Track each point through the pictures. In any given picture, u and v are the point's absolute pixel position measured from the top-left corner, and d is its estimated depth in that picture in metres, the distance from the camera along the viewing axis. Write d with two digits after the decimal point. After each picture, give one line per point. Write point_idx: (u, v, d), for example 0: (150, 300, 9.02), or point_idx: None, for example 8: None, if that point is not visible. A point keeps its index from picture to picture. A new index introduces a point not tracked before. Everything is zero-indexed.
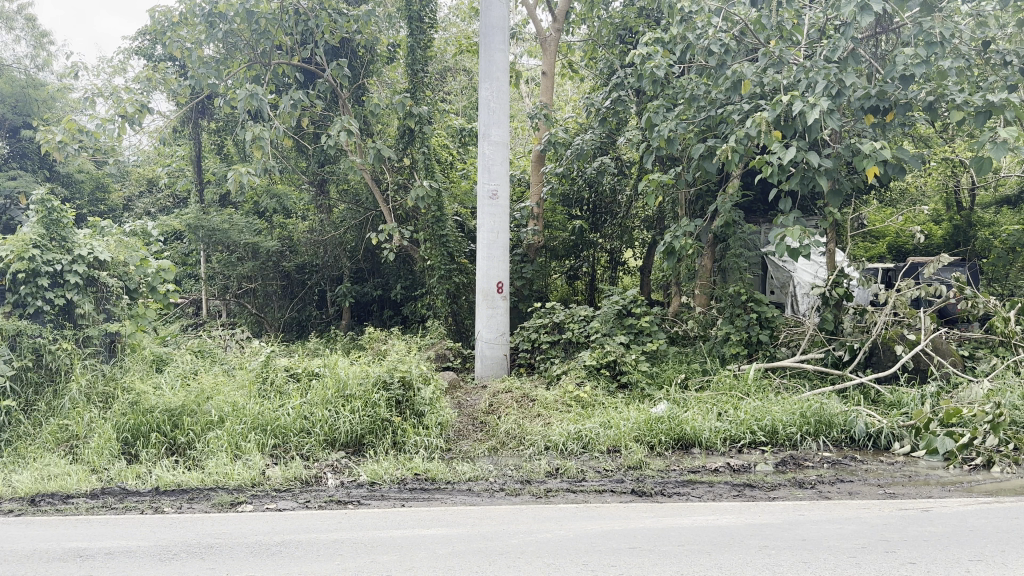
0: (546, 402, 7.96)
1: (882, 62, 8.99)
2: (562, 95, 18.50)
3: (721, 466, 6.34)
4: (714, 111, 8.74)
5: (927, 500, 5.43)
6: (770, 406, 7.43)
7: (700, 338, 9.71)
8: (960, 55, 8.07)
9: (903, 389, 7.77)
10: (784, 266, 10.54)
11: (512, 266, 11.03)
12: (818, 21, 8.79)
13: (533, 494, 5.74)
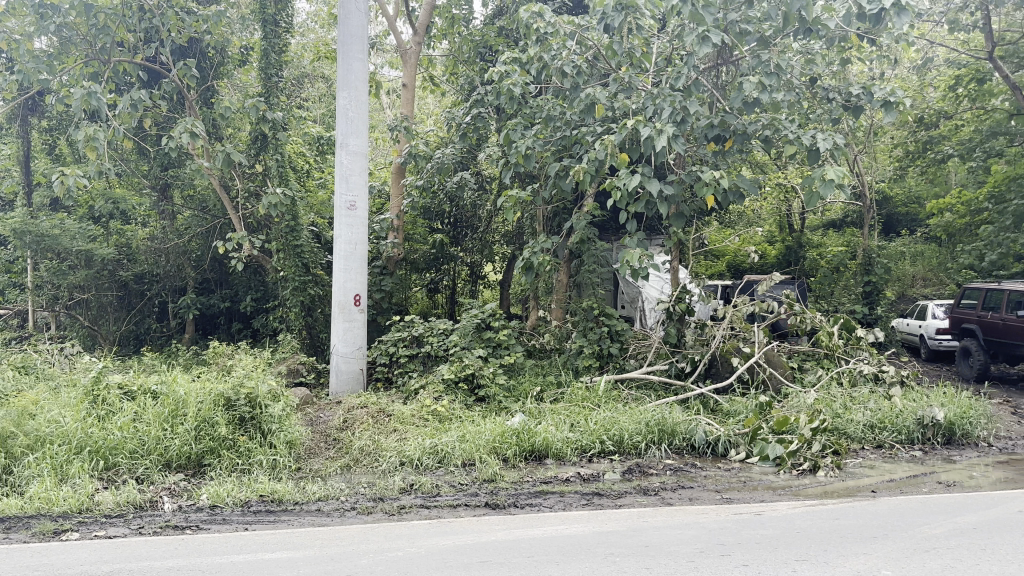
0: (401, 416, 7.85)
1: (723, 92, 9.53)
2: (422, 107, 18.55)
3: (572, 476, 6.49)
4: (569, 132, 9.00)
5: (759, 504, 5.77)
6: (618, 416, 7.67)
7: (556, 350, 9.91)
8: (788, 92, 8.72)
9: (739, 399, 8.23)
10: (634, 283, 11.17)
11: (371, 278, 10.80)
12: (664, 50, 9.22)
13: (386, 512, 5.63)
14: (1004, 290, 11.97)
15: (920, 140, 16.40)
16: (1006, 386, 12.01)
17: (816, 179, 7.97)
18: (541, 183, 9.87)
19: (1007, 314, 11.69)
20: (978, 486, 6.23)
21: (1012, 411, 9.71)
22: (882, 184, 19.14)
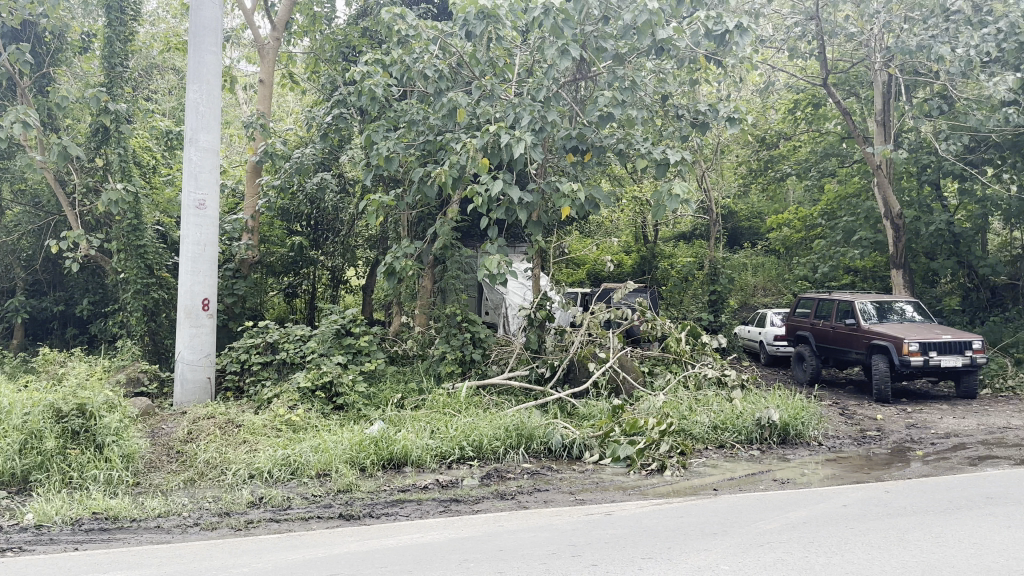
0: (252, 427, 7.56)
1: (581, 106, 9.86)
2: (281, 105, 18.07)
3: (430, 483, 6.47)
4: (432, 137, 9.02)
5: (610, 504, 5.96)
6: (478, 421, 7.72)
7: (419, 357, 9.86)
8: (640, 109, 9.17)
9: (594, 403, 8.50)
10: (496, 289, 11.39)
11: (223, 281, 10.32)
12: (526, 61, 9.41)
13: (234, 526, 5.40)
14: (834, 299, 13.01)
15: (762, 159, 17.61)
16: (834, 388, 13.03)
17: (662, 195, 8.38)
18: (404, 188, 9.83)
19: (837, 322, 12.68)
20: (807, 481, 6.72)
21: (838, 411, 10.55)
22: (728, 200, 20.41)
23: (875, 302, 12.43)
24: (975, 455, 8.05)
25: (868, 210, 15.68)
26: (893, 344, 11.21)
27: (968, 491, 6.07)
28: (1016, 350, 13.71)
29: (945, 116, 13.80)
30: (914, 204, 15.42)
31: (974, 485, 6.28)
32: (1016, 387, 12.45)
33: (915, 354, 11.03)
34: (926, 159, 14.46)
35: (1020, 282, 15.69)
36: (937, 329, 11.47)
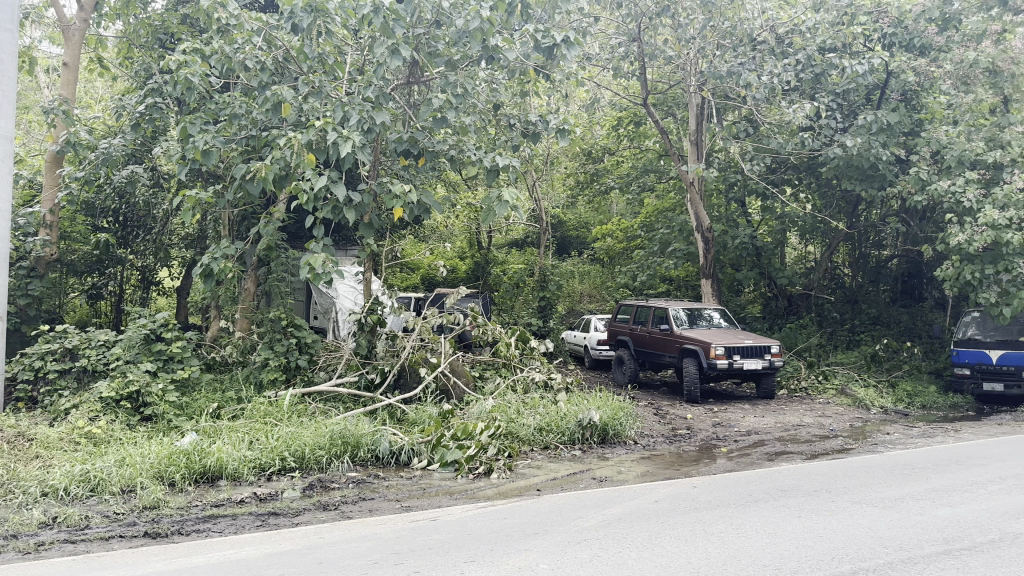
0: (45, 441, 6.84)
1: (413, 109, 9.84)
2: (91, 91, 16.77)
3: (247, 496, 6.14)
4: (256, 133, 8.63)
5: (435, 510, 5.92)
6: (301, 429, 7.43)
7: (240, 363, 9.36)
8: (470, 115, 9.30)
9: (423, 408, 8.45)
10: (326, 292, 11.07)
11: (14, 281, 9.23)
12: (356, 60, 9.25)
13: (17, 552, 4.83)
14: (650, 306, 13.76)
15: (589, 172, 18.39)
16: (651, 390, 13.77)
17: (490, 201, 8.48)
18: (225, 185, 9.34)
19: (653, 327, 13.42)
20: (624, 479, 7.03)
21: (653, 412, 11.16)
22: (556, 210, 21.09)
23: (687, 310, 13.31)
24: (772, 450, 8.80)
25: (682, 224, 16.66)
26: (703, 348, 12.06)
27: (764, 484, 6.60)
28: (807, 354, 15.13)
29: (751, 138, 14.92)
30: (722, 219, 16.60)
31: (770, 478, 6.84)
32: (807, 388, 13.76)
33: (721, 358, 11.93)
34: (734, 178, 15.70)
35: (811, 293, 17.18)
36: (740, 335, 12.48)
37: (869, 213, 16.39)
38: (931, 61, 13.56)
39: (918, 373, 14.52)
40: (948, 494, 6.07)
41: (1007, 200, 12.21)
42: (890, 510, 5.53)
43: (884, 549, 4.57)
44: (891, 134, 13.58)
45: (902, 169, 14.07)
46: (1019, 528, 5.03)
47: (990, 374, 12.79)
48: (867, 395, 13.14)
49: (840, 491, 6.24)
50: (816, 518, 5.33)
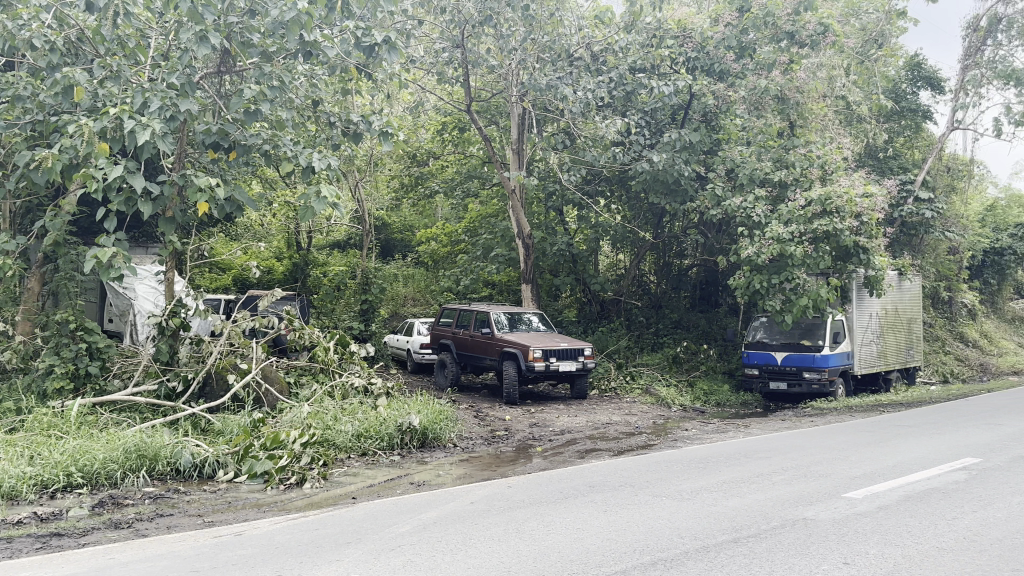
0: None
1: (225, 101, 9.37)
2: None
3: (24, 518, 5.53)
4: (43, 117, 7.85)
5: (241, 523, 5.63)
6: (90, 443, 6.81)
7: (19, 371, 8.42)
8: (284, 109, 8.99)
9: (231, 417, 8.04)
10: (124, 293, 10.24)
11: None
12: (160, 46, 8.67)
13: None
14: (472, 310, 13.97)
15: (412, 174, 18.40)
16: (470, 393, 13.94)
17: (305, 198, 8.21)
18: (5, 173, 8.41)
19: (474, 331, 13.62)
20: (440, 483, 7.05)
21: (472, 414, 11.30)
22: (379, 211, 20.92)
23: (507, 313, 13.65)
24: (583, 448, 9.20)
25: (504, 230, 17.06)
26: (521, 350, 12.42)
27: (574, 482, 6.87)
28: (617, 356, 15.93)
29: (568, 150, 15.51)
30: (541, 226, 17.11)
31: (580, 476, 7.14)
32: (616, 388, 14.50)
33: (538, 360, 12.35)
34: (552, 186, 16.29)
35: (621, 298, 18.08)
36: (555, 338, 12.98)
37: (674, 225, 17.53)
38: (727, 87, 14.76)
39: (714, 373, 15.93)
40: (736, 485, 6.63)
41: (790, 216, 13.54)
42: (686, 502, 5.94)
43: (681, 539, 4.90)
44: (693, 152, 14.68)
45: (702, 185, 15.20)
46: (795, 514, 5.58)
47: (775, 373, 14.13)
48: (669, 394, 14.19)
49: (644, 485, 6.63)
50: (620, 513, 5.62)
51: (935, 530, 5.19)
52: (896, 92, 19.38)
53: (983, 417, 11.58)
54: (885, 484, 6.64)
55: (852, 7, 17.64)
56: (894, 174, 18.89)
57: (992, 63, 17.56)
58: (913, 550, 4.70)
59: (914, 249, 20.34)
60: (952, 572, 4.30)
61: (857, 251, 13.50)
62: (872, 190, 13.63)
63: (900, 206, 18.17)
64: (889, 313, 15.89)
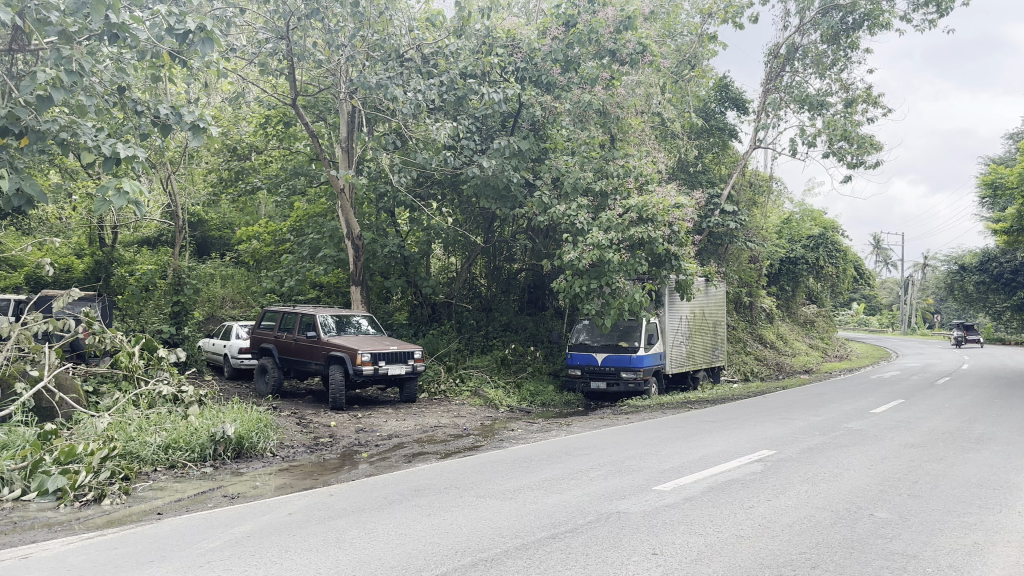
0: None
1: (16, 80, 8.49)
2: None
3: None
4: None
5: (26, 546, 5.10)
6: None
7: None
8: (86, 94, 8.26)
9: (19, 429, 7.28)
10: None
11: None
12: None
13: None
14: (297, 313, 13.53)
15: (233, 169, 17.54)
16: (294, 399, 13.46)
17: (107, 192, 7.59)
18: None
19: (298, 334, 13.20)
20: (257, 493, 6.76)
21: (296, 421, 10.92)
22: (196, 207, 19.76)
23: (335, 317, 13.35)
24: (410, 452, 9.15)
25: (332, 230, 16.67)
26: (348, 354, 12.15)
27: (399, 486, 6.83)
28: (447, 358, 15.98)
29: (398, 151, 15.33)
30: (372, 227, 16.84)
31: (406, 480, 7.10)
32: (445, 391, 14.56)
33: (367, 364, 12.14)
34: (382, 187, 16.12)
35: (452, 302, 18.20)
36: (383, 341, 12.85)
37: (503, 229, 17.86)
38: (554, 98, 15.25)
39: (539, 374, 16.44)
40: (557, 482, 6.87)
41: (610, 224, 14.21)
42: (509, 502, 6.07)
43: (502, 538, 4.99)
44: (521, 159, 15.04)
45: (530, 192, 15.60)
46: (609, 508, 5.86)
47: (595, 373, 14.75)
48: (496, 395, 14.50)
49: (468, 487, 6.70)
50: (444, 515, 5.65)
51: (732, 518, 5.64)
52: (706, 111, 20.86)
53: (776, 412, 12.73)
54: (691, 476, 7.13)
55: (668, 29, 18.78)
56: (704, 186, 20.56)
57: (788, 89, 19.35)
58: (713, 538, 5.08)
59: (720, 257, 22.01)
60: (745, 557, 4.69)
61: (669, 258, 14.39)
62: (683, 201, 14.60)
63: (709, 216, 19.59)
64: (698, 316, 17.13)
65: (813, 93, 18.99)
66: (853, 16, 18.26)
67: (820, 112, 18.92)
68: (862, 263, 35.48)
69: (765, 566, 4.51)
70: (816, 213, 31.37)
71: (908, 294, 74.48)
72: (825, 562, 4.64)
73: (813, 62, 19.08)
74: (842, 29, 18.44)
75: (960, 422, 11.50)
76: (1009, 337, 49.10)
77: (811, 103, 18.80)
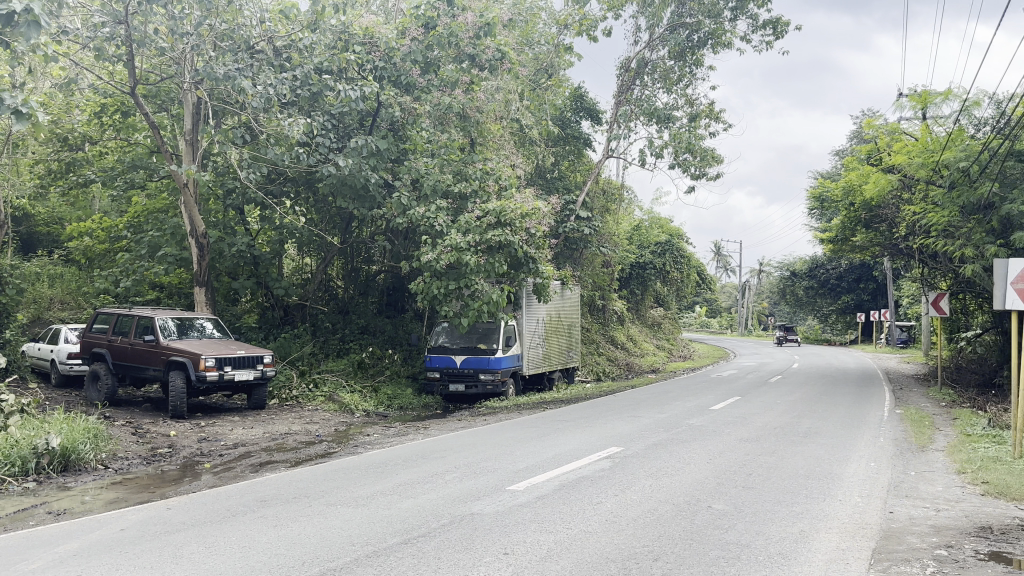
0: None
1: None
2: None
3: None
4: None
5: None
6: None
7: None
8: None
9: None
10: None
11: None
12: None
13: None
14: (133, 315, 12.64)
15: (63, 161, 16.18)
16: (131, 407, 12.57)
17: None
18: None
19: (135, 338, 12.34)
20: (87, 509, 6.25)
21: (131, 431, 10.17)
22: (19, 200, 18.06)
23: (176, 319, 12.59)
24: (257, 461, 8.76)
25: (175, 228, 15.73)
26: (190, 359, 11.48)
27: (244, 497, 6.51)
28: (300, 363, 15.42)
29: (248, 146, 14.63)
30: (218, 225, 16.03)
31: (252, 491, 6.78)
32: (298, 396, 14.05)
33: (211, 369, 11.53)
34: (230, 184, 15.37)
35: (306, 304, 17.63)
36: (230, 346, 12.26)
37: (361, 230, 17.51)
38: (413, 99, 15.13)
39: (397, 378, 16.24)
40: (411, 486, 6.79)
41: (468, 227, 14.23)
42: (361, 508, 5.94)
43: (352, 546, 4.87)
44: (379, 159, 14.79)
45: (388, 193, 15.37)
46: (463, 510, 5.86)
47: (454, 375, 14.73)
48: (352, 399, 14.18)
49: (318, 495, 6.49)
50: (291, 525, 5.44)
51: (581, 515, 5.79)
52: (562, 120, 21.39)
53: (626, 411, 13.22)
54: (544, 475, 7.26)
55: (526, 37, 19.09)
56: (560, 193, 21.06)
57: (638, 101, 20.18)
58: (563, 535, 5.19)
59: (576, 261, 22.63)
60: (593, 551, 4.82)
61: (527, 261, 14.63)
62: (540, 206, 14.89)
63: (565, 222, 20.07)
64: (553, 319, 17.51)
65: (661, 107, 19.92)
66: (697, 35, 19.38)
67: (668, 125, 19.90)
68: (705, 270, 37.53)
69: (611, 560, 4.66)
70: (664, 221, 32.86)
71: (745, 298, 79.61)
72: (666, 553, 4.85)
73: (661, 77, 20.03)
74: (688, 46, 19.52)
75: (790, 417, 12.41)
76: (831, 338, 53.55)
77: (659, 115, 19.72)
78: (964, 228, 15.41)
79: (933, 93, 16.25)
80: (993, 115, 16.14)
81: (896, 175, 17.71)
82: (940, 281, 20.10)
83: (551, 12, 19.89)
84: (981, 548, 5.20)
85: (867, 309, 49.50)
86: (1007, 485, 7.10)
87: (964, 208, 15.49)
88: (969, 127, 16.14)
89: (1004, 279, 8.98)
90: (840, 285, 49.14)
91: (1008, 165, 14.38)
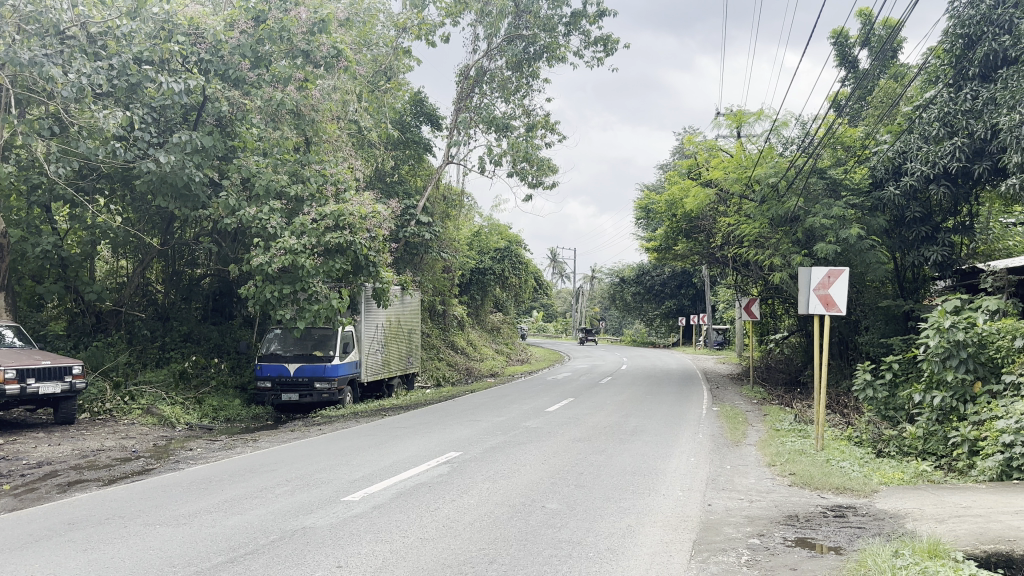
0: None
1: None
2: None
3: None
4: None
5: None
6: None
7: None
8: None
9: None
10: None
11: None
12: None
13: None
14: None
15: None
16: None
17: None
18: None
19: None
20: None
21: None
22: None
23: None
24: (64, 481, 7.98)
25: None
26: None
27: (48, 520, 5.91)
28: (114, 373, 14.22)
29: (55, 138, 13.30)
30: (20, 224, 14.52)
31: (57, 513, 6.17)
32: (112, 410, 12.98)
33: (11, 382, 10.42)
34: (34, 178, 13.96)
35: (121, 310, 16.31)
36: (35, 356, 11.13)
37: (184, 230, 16.61)
38: (242, 94, 14.40)
39: (223, 389, 15.43)
40: (238, 502, 6.45)
41: (303, 229, 13.65)
42: (182, 528, 5.56)
43: (172, 568, 4.55)
44: (204, 156, 13.97)
45: (213, 192, 14.56)
46: (294, 525, 5.63)
47: (287, 385, 14.17)
48: (172, 412, 13.29)
49: (135, 515, 6.02)
50: (103, 548, 4.99)
51: (417, 522, 5.73)
52: (402, 124, 21.20)
53: (464, 415, 13.29)
54: (380, 484, 7.14)
55: (364, 38, 18.79)
56: (399, 197, 20.86)
57: (477, 109, 20.39)
58: (399, 543, 5.12)
59: (416, 266, 22.51)
60: (429, 558, 4.79)
61: (366, 265, 14.40)
62: (380, 210, 14.70)
63: (405, 226, 19.92)
64: (393, 324, 17.32)
65: (499, 115, 20.25)
66: (534, 47, 19.91)
67: (506, 134, 20.27)
68: (541, 275, 38.53)
69: (447, 566, 4.65)
70: (503, 228, 33.35)
71: (579, 303, 82.49)
72: (501, 555, 4.91)
73: (499, 87, 20.37)
74: (525, 58, 19.96)
75: (619, 417, 12.98)
76: (657, 341, 56.60)
77: (498, 124, 20.03)
78: (772, 239, 16.80)
79: (747, 113, 17.57)
80: (798, 135, 17.75)
81: (714, 188, 18.99)
82: (752, 287, 21.83)
83: (389, 14, 19.71)
84: (788, 535, 5.67)
85: (689, 313, 52.80)
86: (810, 475, 7.80)
87: (773, 220, 16.88)
88: (777, 146, 17.65)
89: (807, 286, 9.86)
90: (665, 291, 52.15)
91: (810, 182, 15.87)
